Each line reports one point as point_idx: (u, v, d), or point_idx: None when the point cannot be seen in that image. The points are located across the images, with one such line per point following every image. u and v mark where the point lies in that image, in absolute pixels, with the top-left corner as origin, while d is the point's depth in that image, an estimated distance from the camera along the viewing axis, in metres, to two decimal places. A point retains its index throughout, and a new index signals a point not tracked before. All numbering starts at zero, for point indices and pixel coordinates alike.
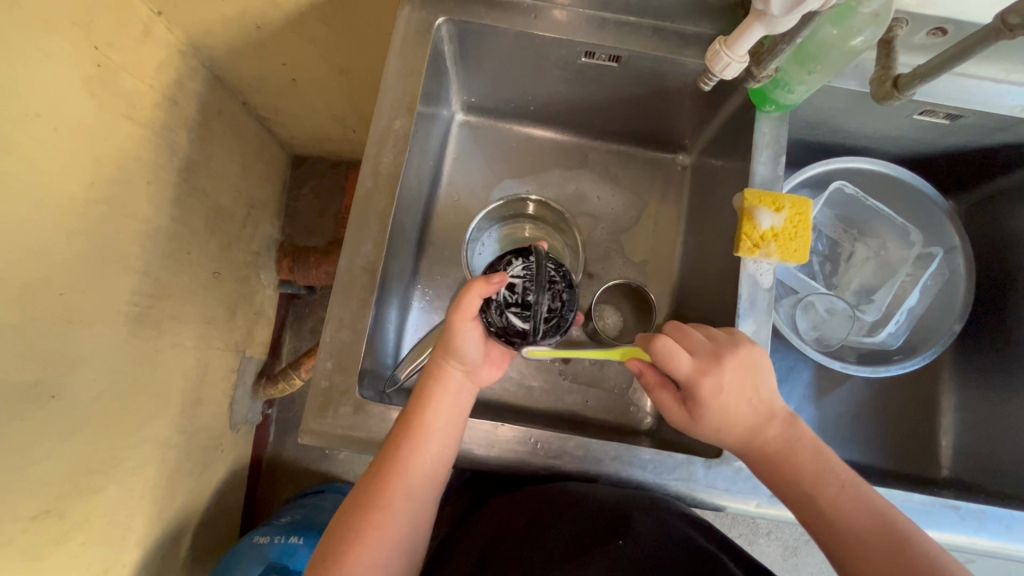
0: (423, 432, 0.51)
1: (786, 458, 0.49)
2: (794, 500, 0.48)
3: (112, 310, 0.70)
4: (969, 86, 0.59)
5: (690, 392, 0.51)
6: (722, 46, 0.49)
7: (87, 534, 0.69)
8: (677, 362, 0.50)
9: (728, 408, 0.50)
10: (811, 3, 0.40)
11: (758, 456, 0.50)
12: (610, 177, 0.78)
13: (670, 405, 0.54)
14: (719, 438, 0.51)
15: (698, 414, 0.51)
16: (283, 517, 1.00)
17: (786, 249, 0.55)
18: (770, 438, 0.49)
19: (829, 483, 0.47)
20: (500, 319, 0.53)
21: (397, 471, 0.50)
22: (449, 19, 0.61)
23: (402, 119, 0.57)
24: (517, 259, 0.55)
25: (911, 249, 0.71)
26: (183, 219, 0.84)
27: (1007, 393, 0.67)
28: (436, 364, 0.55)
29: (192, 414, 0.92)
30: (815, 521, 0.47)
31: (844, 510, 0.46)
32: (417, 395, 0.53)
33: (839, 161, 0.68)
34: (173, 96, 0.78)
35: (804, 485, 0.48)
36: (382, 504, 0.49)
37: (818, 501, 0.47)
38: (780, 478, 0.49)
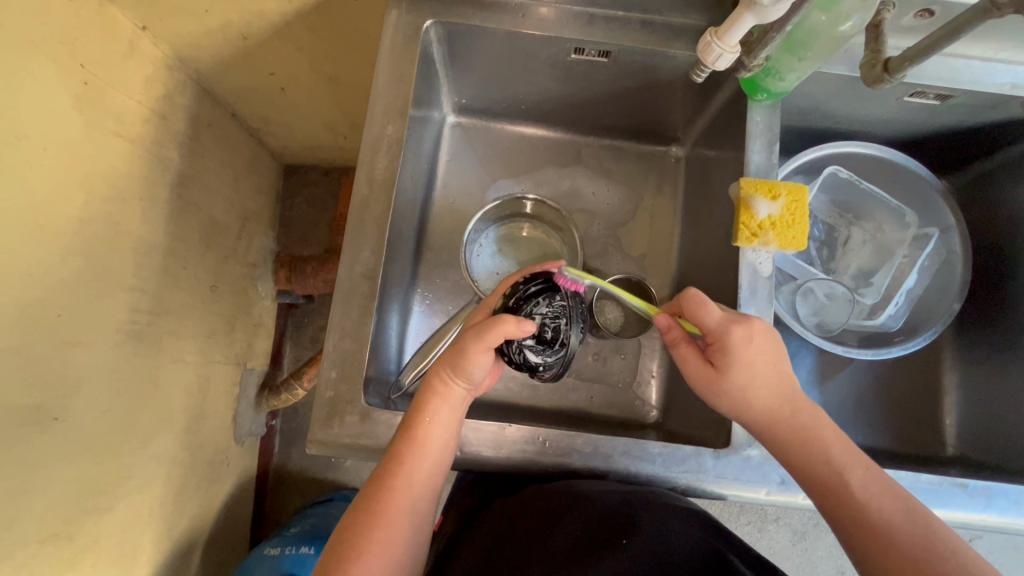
0: (422, 446, 0.50)
1: (814, 440, 0.48)
2: (817, 483, 0.47)
3: (111, 328, 0.70)
4: (958, 66, 0.59)
5: (719, 345, 0.50)
6: (712, 37, 0.48)
7: (98, 554, 0.68)
8: (707, 310, 0.50)
9: (752, 366, 0.50)
10: None
11: (779, 439, 0.49)
12: (605, 172, 0.78)
13: (694, 366, 0.53)
14: (743, 400, 0.51)
15: (726, 368, 0.50)
16: (292, 528, 1.00)
17: (785, 238, 0.54)
18: (789, 423, 0.49)
19: (854, 467, 0.47)
20: (518, 355, 0.52)
21: (399, 486, 0.50)
22: (436, 21, 0.60)
23: (395, 124, 0.57)
24: (543, 297, 0.54)
25: (907, 230, 0.71)
26: (178, 234, 0.83)
27: (1009, 368, 0.67)
28: (439, 377, 0.53)
29: (196, 429, 0.91)
30: (839, 504, 0.46)
31: (870, 494, 0.46)
32: (416, 407, 0.52)
33: (831, 146, 0.68)
34: (161, 110, 0.78)
35: (830, 466, 0.47)
36: (384, 520, 0.48)
37: (844, 484, 0.46)
38: (803, 462, 0.48)
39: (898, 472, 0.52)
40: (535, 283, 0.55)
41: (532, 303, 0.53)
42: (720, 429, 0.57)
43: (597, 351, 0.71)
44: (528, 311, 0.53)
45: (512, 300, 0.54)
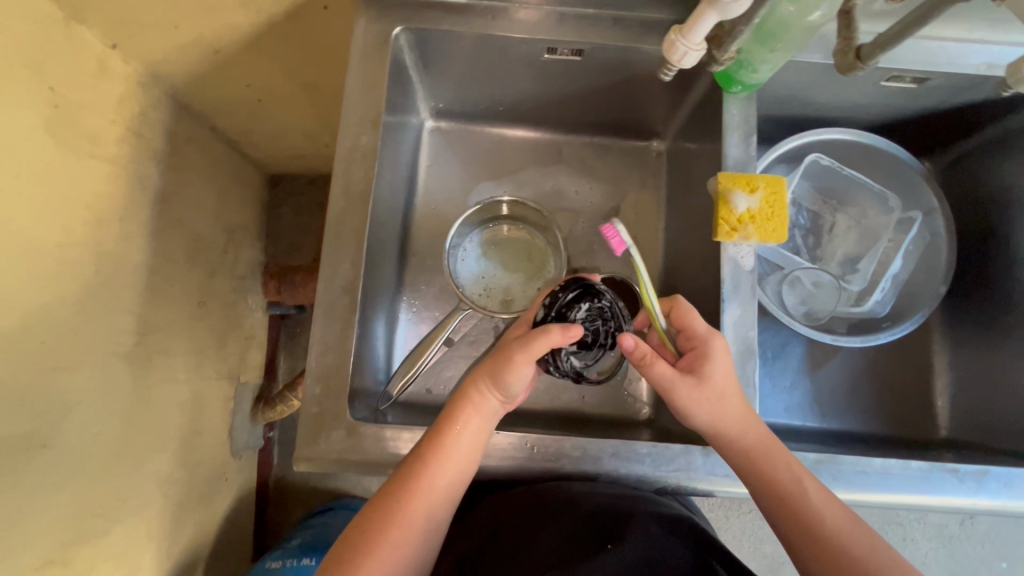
0: (448, 452, 0.50)
1: (772, 451, 0.51)
2: (775, 495, 0.49)
3: (97, 351, 0.69)
4: (932, 49, 0.59)
5: (699, 346, 0.53)
6: (677, 36, 0.48)
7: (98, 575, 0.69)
8: (694, 319, 0.54)
9: (729, 367, 0.52)
10: None
11: (740, 451, 0.51)
12: (587, 169, 0.78)
13: (671, 375, 0.52)
14: (720, 408, 0.51)
15: (708, 373, 0.52)
16: (293, 540, 0.99)
17: (764, 230, 0.54)
18: (751, 434, 0.51)
19: (806, 479, 0.50)
20: (564, 362, 0.54)
21: (420, 490, 0.50)
22: (406, 28, 0.60)
23: (368, 134, 0.56)
24: (582, 302, 0.54)
25: (891, 215, 0.71)
26: (161, 252, 0.83)
27: (999, 348, 0.67)
28: (475, 388, 0.54)
29: (192, 446, 0.91)
30: (794, 512, 0.48)
31: (821, 504, 0.48)
32: (446, 414, 0.52)
33: (812, 134, 0.69)
34: (138, 128, 0.77)
35: (786, 475, 0.50)
36: (399, 519, 0.49)
37: (801, 496, 0.49)
38: (765, 473, 0.50)
39: (888, 461, 0.52)
40: (574, 288, 0.55)
41: (571, 307, 0.54)
42: None
43: None
44: (569, 317, 0.53)
45: (552, 308, 0.54)
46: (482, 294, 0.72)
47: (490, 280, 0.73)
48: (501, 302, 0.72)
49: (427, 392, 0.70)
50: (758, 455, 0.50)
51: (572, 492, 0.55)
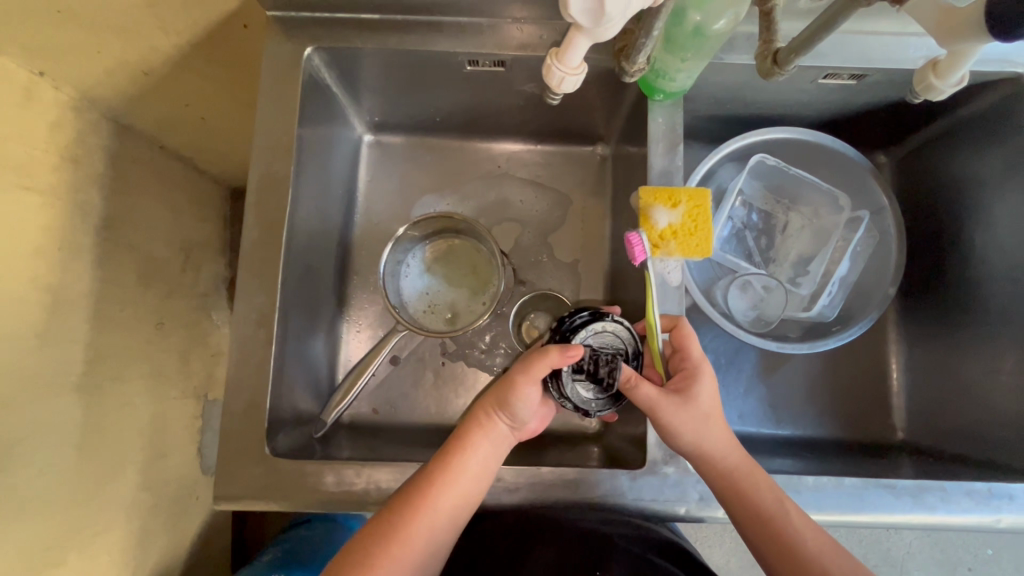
0: (453, 472, 0.50)
1: (752, 473, 0.50)
2: (761, 519, 0.48)
3: (41, 385, 0.69)
4: (867, 44, 0.56)
5: (689, 370, 0.52)
6: (552, 59, 0.43)
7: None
8: (690, 344, 0.52)
9: (714, 392, 0.52)
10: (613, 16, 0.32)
11: (721, 475, 0.50)
12: (532, 177, 0.76)
13: (657, 395, 0.51)
14: (705, 429, 0.51)
15: (695, 396, 0.51)
16: (264, 556, 0.98)
17: (687, 246, 0.52)
18: (733, 456, 0.50)
19: (785, 499, 0.49)
20: (568, 389, 0.51)
21: (421, 511, 0.49)
22: (317, 47, 0.58)
23: (280, 162, 0.56)
24: (589, 327, 0.53)
25: (841, 213, 0.69)
26: (110, 277, 0.81)
27: (956, 348, 0.65)
28: (484, 411, 0.53)
29: (156, 468, 0.90)
30: (778, 535, 0.48)
31: (800, 524, 0.48)
32: (456, 435, 0.52)
33: (755, 134, 0.66)
34: (76, 155, 0.75)
35: (768, 497, 0.49)
36: (398, 540, 0.48)
37: (783, 517, 0.48)
38: (749, 497, 0.49)
39: (821, 478, 0.51)
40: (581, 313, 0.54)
41: (578, 333, 0.53)
42: (638, 448, 0.57)
43: None
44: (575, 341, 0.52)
45: (558, 332, 0.53)
46: (426, 311, 0.71)
47: (434, 296, 0.72)
48: (445, 318, 0.71)
49: (371, 412, 0.69)
50: (741, 481, 0.50)
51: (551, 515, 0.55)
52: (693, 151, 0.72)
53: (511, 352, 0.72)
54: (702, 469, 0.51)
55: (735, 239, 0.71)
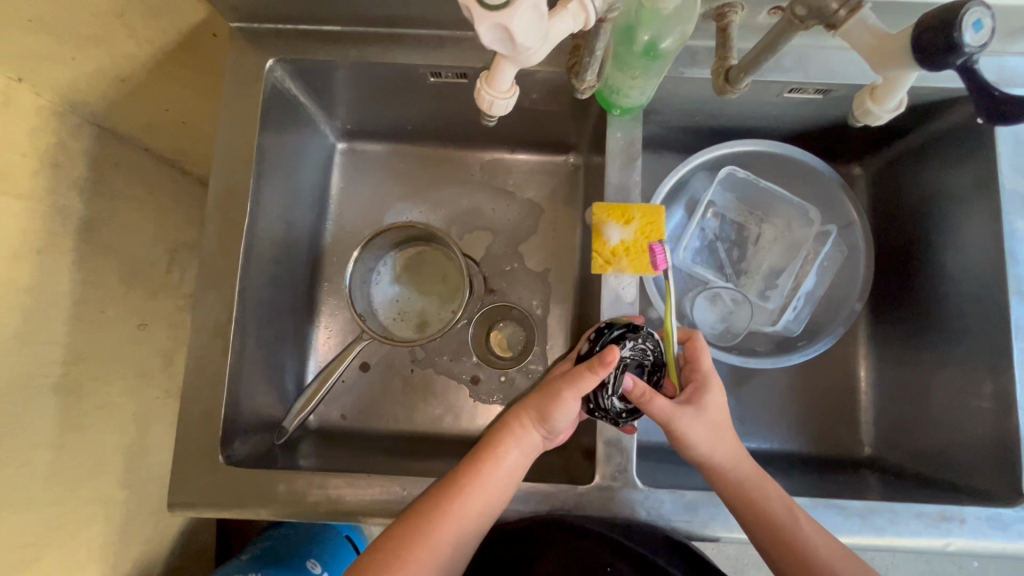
0: (484, 477, 0.51)
1: (761, 482, 0.51)
2: (770, 528, 0.49)
3: (23, 387, 0.67)
4: (829, 59, 0.56)
5: (700, 381, 0.53)
6: (483, 83, 0.42)
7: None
8: (702, 357, 0.54)
9: (724, 406, 0.53)
10: (529, 44, 0.31)
11: (731, 485, 0.51)
12: (503, 186, 0.76)
13: (672, 407, 0.51)
14: (717, 438, 0.52)
15: (709, 406, 0.52)
16: (245, 554, 0.92)
17: (640, 263, 0.53)
18: (744, 465, 0.52)
19: (793, 507, 0.50)
20: (608, 401, 0.51)
21: (453, 514, 0.49)
22: (279, 60, 0.60)
23: (239, 173, 0.58)
24: (627, 339, 0.51)
25: (811, 227, 0.69)
26: (92, 280, 0.78)
27: (920, 364, 0.64)
28: (519, 420, 0.54)
29: (138, 466, 0.88)
30: (789, 542, 0.48)
31: (811, 531, 0.49)
32: (490, 441, 0.53)
33: (723, 147, 0.65)
34: (56, 159, 0.72)
35: (776, 505, 0.50)
36: (428, 542, 0.48)
37: (792, 523, 0.49)
38: (758, 505, 0.50)
39: None
40: (617, 325, 0.52)
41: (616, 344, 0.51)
42: (588, 462, 0.57)
43: (506, 372, 0.72)
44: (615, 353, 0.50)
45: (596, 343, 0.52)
46: (396, 318, 0.72)
47: (404, 303, 0.72)
48: (415, 325, 0.72)
49: (340, 418, 0.70)
50: (751, 489, 0.50)
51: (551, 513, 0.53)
52: (666, 161, 0.72)
53: (478, 362, 0.72)
54: (716, 479, 0.52)
55: (706, 251, 0.70)
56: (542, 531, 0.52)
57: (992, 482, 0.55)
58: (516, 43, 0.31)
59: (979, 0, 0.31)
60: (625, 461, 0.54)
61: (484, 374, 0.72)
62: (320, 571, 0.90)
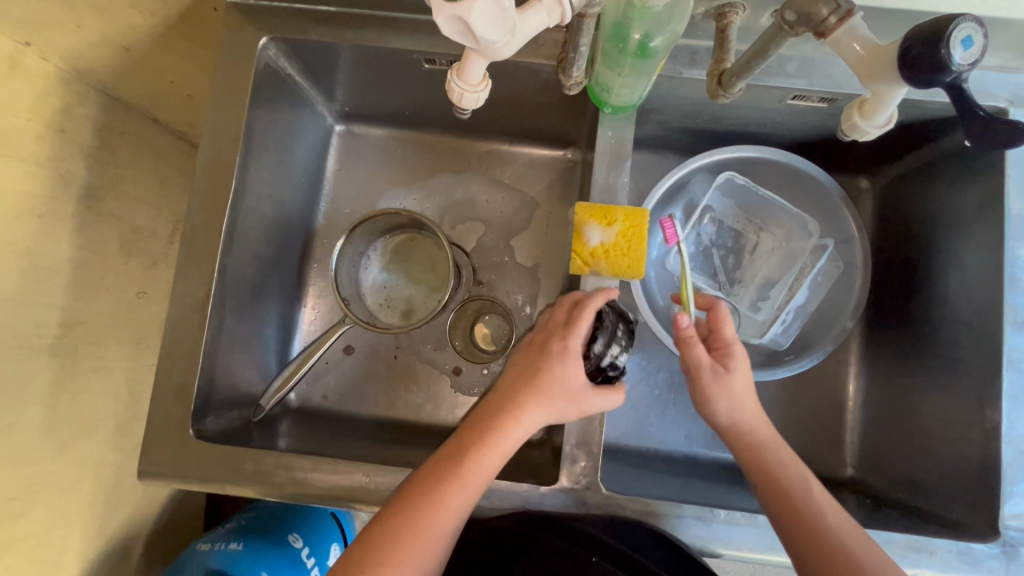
0: (477, 465, 0.49)
1: (777, 451, 0.52)
2: (785, 491, 0.49)
3: (26, 350, 0.66)
4: (835, 67, 0.54)
5: (723, 348, 0.54)
6: (452, 76, 0.42)
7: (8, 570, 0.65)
8: (725, 326, 0.54)
9: (748, 371, 0.54)
10: (489, 35, 0.32)
11: (750, 449, 0.52)
12: (499, 178, 0.75)
13: (702, 360, 0.53)
14: (735, 404, 0.52)
15: (730, 370, 0.53)
16: (229, 524, 0.93)
17: (618, 265, 0.53)
18: (762, 432, 0.52)
19: (807, 481, 0.50)
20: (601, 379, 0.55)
21: (446, 503, 0.48)
22: (273, 38, 0.59)
23: (227, 150, 0.59)
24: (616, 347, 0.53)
25: (809, 239, 0.67)
26: (92, 246, 0.76)
27: (908, 387, 0.62)
28: (514, 404, 0.51)
29: (130, 430, 0.87)
30: (802, 514, 0.48)
31: (823, 503, 0.49)
32: (482, 426, 0.50)
33: (722, 151, 0.63)
34: (60, 124, 0.70)
35: (792, 474, 0.50)
36: (420, 531, 0.47)
37: (807, 493, 0.49)
38: (776, 472, 0.50)
39: (733, 512, 0.52)
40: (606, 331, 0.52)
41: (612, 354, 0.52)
42: (555, 462, 0.56)
43: (488, 366, 0.71)
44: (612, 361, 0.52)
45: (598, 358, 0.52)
46: (383, 305, 0.72)
47: (392, 290, 0.72)
48: (401, 313, 0.71)
49: (321, 399, 0.70)
50: (767, 454, 0.51)
51: (529, 511, 0.54)
52: (665, 162, 0.70)
53: (462, 354, 0.72)
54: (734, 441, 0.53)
55: (701, 257, 0.69)
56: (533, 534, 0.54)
57: (969, 514, 0.54)
58: (478, 35, 0.32)
59: (970, 17, 0.32)
60: (590, 465, 0.53)
61: (466, 367, 0.72)
62: (302, 546, 0.91)
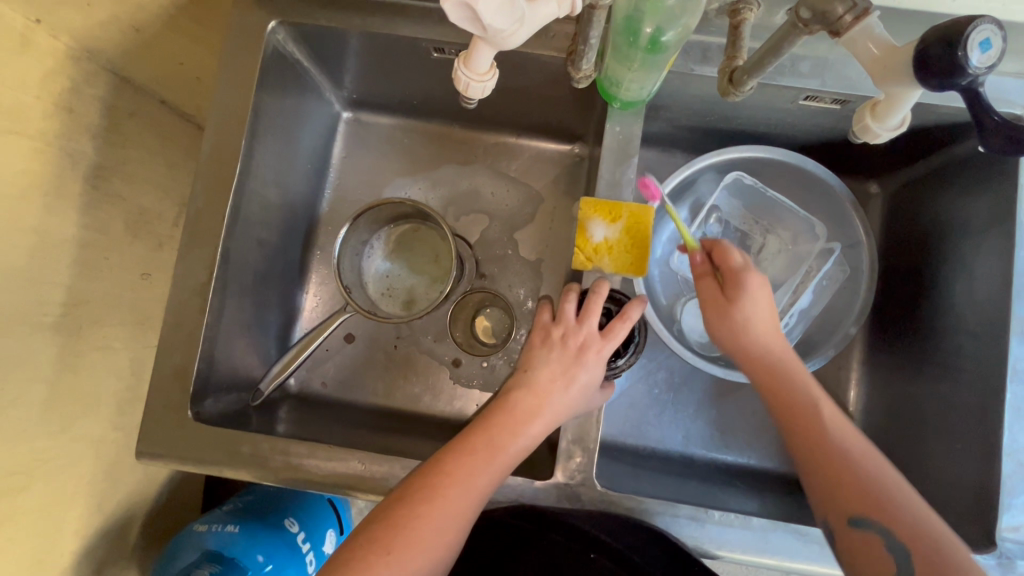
0: (496, 449, 0.48)
1: (790, 375, 0.50)
2: (796, 415, 0.49)
3: (30, 327, 0.67)
4: (848, 68, 0.53)
5: (732, 276, 0.53)
6: (459, 65, 0.41)
7: (6, 543, 0.66)
8: (731, 255, 0.54)
9: (761, 296, 0.52)
10: (496, 23, 0.32)
11: (762, 374, 0.51)
12: (505, 171, 0.75)
13: (707, 294, 0.54)
14: (744, 330, 0.52)
15: (735, 298, 0.52)
16: (226, 506, 0.93)
17: (622, 261, 0.53)
18: (773, 359, 0.51)
19: (820, 403, 0.49)
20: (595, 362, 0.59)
21: (464, 484, 0.47)
22: (282, 22, 0.59)
23: (233, 134, 0.58)
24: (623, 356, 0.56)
25: (816, 242, 0.66)
26: (98, 226, 0.76)
27: (910, 395, 0.62)
28: (531, 393, 0.50)
29: (131, 411, 0.87)
30: (812, 436, 0.48)
31: (837, 426, 0.48)
32: (499, 413, 0.50)
33: (731, 151, 0.63)
34: (69, 104, 0.70)
35: (802, 397, 0.49)
36: (438, 508, 0.45)
37: (816, 416, 0.48)
38: (786, 396, 0.50)
39: (728, 513, 0.52)
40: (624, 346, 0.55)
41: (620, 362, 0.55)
42: (549, 457, 0.56)
43: (488, 359, 0.71)
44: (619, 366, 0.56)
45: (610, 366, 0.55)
46: (385, 294, 0.71)
47: (394, 280, 0.72)
48: (403, 303, 0.71)
49: (320, 387, 0.71)
50: (779, 378, 0.50)
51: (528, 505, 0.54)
52: (674, 160, 0.70)
53: (462, 346, 0.72)
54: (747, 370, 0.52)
55: None
56: (531, 533, 0.56)
57: (966, 525, 0.53)
58: (484, 23, 0.32)
59: (989, 19, 0.32)
60: (586, 461, 0.53)
61: (466, 359, 0.72)
62: (298, 530, 0.91)
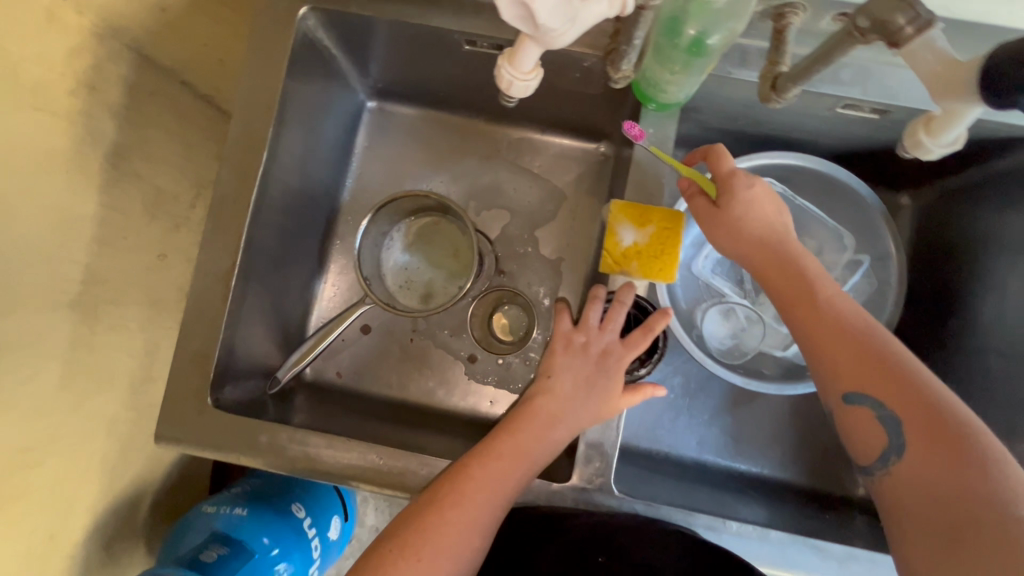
0: (519, 454, 0.48)
1: (790, 265, 0.50)
2: (796, 300, 0.49)
3: (49, 306, 0.67)
4: (889, 77, 0.52)
5: (723, 185, 0.52)
6: (504, 62, 0.41)
7: (20, 516, 0.66)
8: (723, 159, 0.52)
9: (754, 198, 0.51)
10: (547, 20, 0.31)
11: (764, 265, 0.51)
12: (528, 167, 0.74)
13: (699, 208, 0.53)
14: (739, 229, 0.52)
15: (728, 202, 0.52)
16: (235, 488, 0.94)
17: (650, 267, 0.52)
18: (770, 253, 0.51)
19: (818, 286, 0.49)
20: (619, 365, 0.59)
21: (487, 485, 0.47)
22: (313, 7, 0.58)
23: (260, 120, 0.58)
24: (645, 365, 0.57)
25: (843, 254, 0.65)
26: (116, 205, 0.75)
27: None
28: (553, 399, 0.51)
29: (144, 391, 0.88)
30: (813, 323, 0.48)
31: (837, 308, 0.48)
32: (521, 418, 0.50)
33: (762, 156, 0.61)
34: (92, 82, 0.69)
35: (800, 283, 0.49)
36: (460, 506, 0.45)
37: (812, 299, 0.49)
38: (786, 285, 0.50)
39: (746, 525, 0.52)
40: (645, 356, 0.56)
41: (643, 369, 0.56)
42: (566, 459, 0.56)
43: (504, 356, 0.71)
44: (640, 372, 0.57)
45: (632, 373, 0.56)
46: (402, 286, 0.71)
47: (413, 273, 0.71)
48: (420, 296, 0.71)
49: (335, 377, 0.71)
50: (776, 266, 0.51)
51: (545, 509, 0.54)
52: None
53: (479, 342, 0.71)
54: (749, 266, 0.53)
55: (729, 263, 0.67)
56: (540, 530, 0.54)
57: None
58: (536, 19, 0.31)
59: None
60: (604, 466, 0.53)
61: (481, 355, 0.71)
62: (304, 515, 0.91)
